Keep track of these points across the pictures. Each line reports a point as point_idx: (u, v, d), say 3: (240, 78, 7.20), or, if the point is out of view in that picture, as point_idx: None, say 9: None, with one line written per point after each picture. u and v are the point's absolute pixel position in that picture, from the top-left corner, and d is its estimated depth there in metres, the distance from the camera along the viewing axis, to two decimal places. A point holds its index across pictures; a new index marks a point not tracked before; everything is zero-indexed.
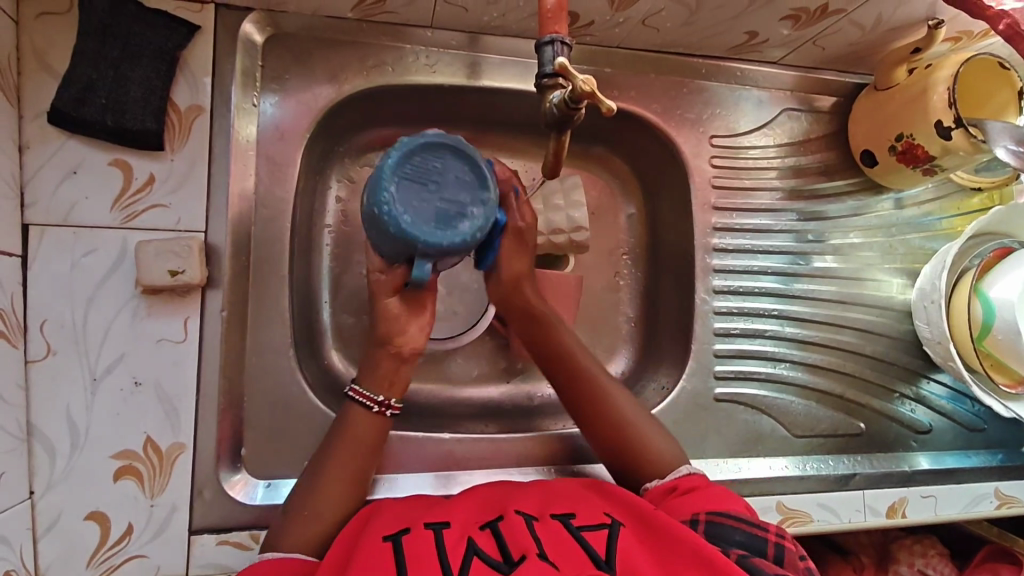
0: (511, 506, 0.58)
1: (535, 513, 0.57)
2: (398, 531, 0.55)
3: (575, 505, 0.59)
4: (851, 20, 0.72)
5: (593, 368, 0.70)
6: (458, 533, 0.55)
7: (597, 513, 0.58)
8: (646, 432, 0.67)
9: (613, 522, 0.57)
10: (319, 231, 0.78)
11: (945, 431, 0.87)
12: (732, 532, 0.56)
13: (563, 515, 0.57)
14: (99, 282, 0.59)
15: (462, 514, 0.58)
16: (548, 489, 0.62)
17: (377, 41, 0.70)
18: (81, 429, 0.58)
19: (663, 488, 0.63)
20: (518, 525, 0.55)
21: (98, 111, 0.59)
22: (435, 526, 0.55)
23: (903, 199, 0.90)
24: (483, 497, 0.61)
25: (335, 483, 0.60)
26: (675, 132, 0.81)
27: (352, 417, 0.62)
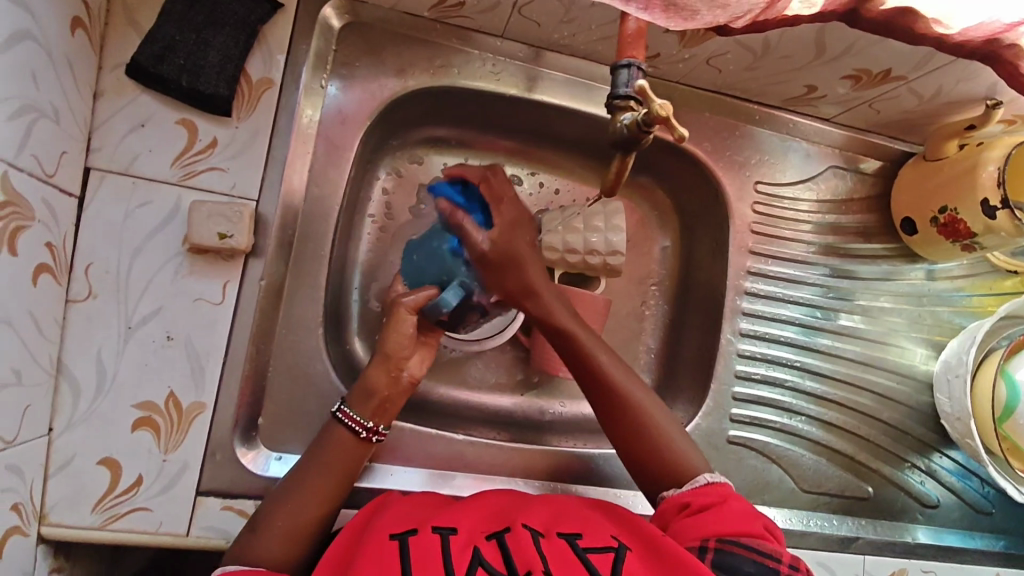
0: (519, 518, 0.58)
1: (541, 530, 0.57)
2: (405, 532, 0.55)
3: (583, 526, 0.59)
4: (910, 88, 0.73)
5: (597, 366, 0.68)
6: (464, 541, 0.54)
7: (603, 535, 0.58)
8: (670, 437, 0.66)
9: (620, 546, 0.56)
10: (360, 218, 0.79)
11: (953, 508, 0.86)
12: (742, 563, 0.55)
13: (570, 535, 0.57)
14: (148, 234, 0.61)
15: (469, 521, 0.58)
16: (556, 506, 0.62)
17: (448, 43, 0.72)
18: (108, 374, 0.59)
19: (677, 502, 0.62)
20: (525, 540, 0.55)
21: (175, 71, 0.61)
22: (442, 530, 0.55)
23: (936, 271, 0.90)
24: (492, 508, 0.61)
25: (307, 498, 0.59)
26: (721, 172, 0.82)
27: (336, 436, 0.62)
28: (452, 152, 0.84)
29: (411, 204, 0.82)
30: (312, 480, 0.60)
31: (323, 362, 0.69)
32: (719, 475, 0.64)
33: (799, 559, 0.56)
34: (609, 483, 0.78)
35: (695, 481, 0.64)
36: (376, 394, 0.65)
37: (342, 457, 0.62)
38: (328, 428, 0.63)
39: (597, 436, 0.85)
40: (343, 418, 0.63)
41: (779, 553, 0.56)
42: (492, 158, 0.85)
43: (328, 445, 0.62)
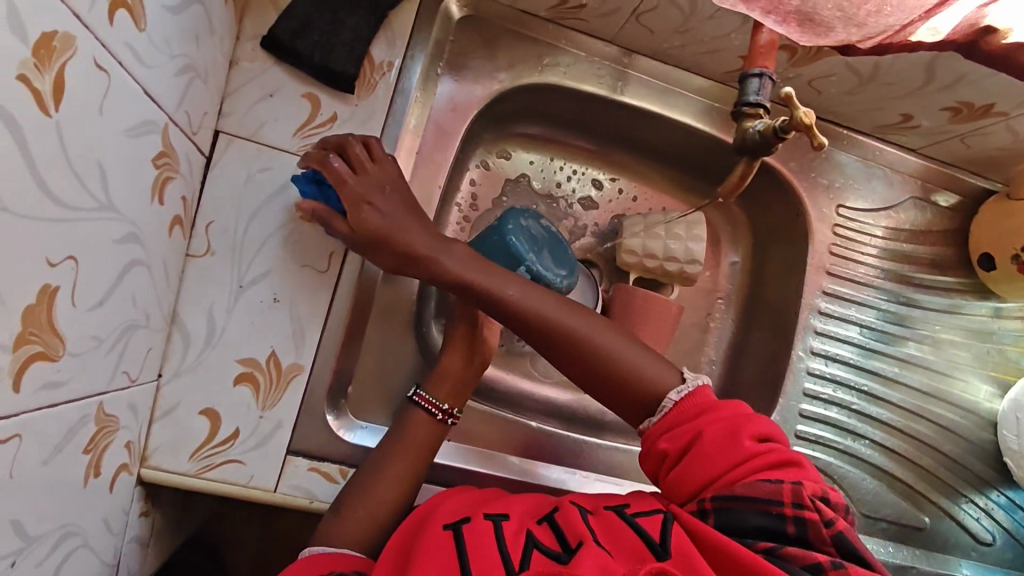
0: (568, 501, 0.57)
1: (590, 509, 0.56)
2: (457, 521, 0.54)
3: (632, 499, 0.57)
4: (1009, 125, 0.73)
5: (552, 317, 0.60)
6: (516, 525, 0.53)
7: (653, 503, 0.56)
8: (605, 347, 0.61)
9: (668, 509, 0.54)
10: (449, 206, 0.82)
11: (1008, 549, 0.86)
12: (744, 515, 0.49)
13: (619, 506, 0.55)
14: (266, 198, 0.63)
15: (518, 510, 0.57)
16: (600, 492, 0.61)
17: (558, 43, 0.74)
18: (217, 328, 0.61)
19: (659, 444, 0.58)
20: (575, 518, 0.53)
21: (309, 47, 0.63)
22: (494, 517, 0.54)
23: (1007, 310, 0.91)
24: (542, 500, 0.61)
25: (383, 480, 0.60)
26: (806, 192, 0.83)
27: (412, 419, 0.65)
28: (540, 149, 0.86)
29: (498, 197, 0.84)
30: (389, 462, 0.61)
31: None
32: (688, 382, 0.60)
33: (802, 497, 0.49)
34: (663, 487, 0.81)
35: (662, 406, 0.59)
36: (451, 377, 0.67)
37: (416, 441, 0.63)
38: (405, 412, 0.66)
39: None
40: (419, 401, 0.66)
41: (777, 487, 0.50)
42: (577, 159, 0.87)
43: (402, 427, 0.64)
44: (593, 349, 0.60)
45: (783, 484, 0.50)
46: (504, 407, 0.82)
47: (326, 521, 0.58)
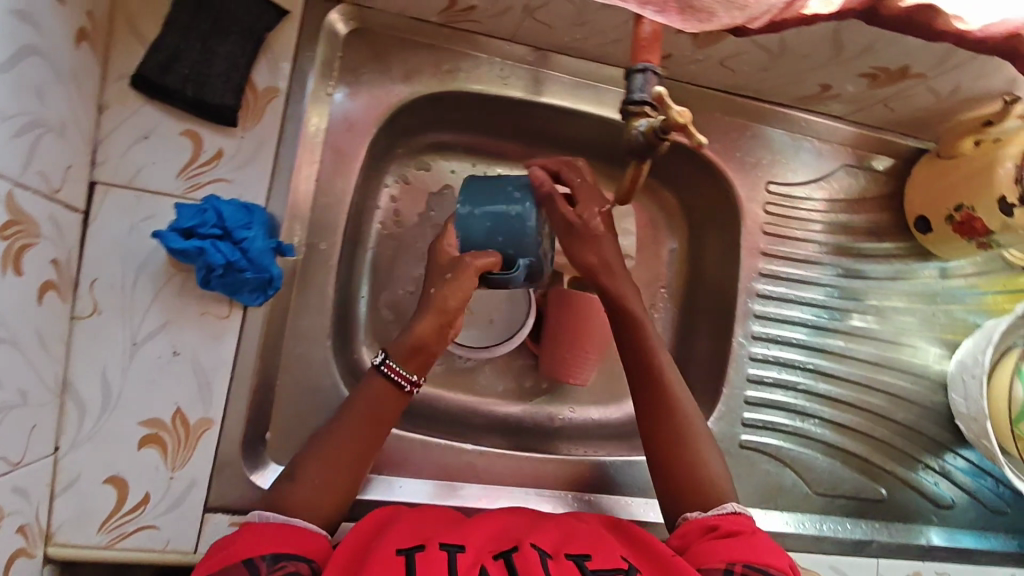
0: (527, 539, 0.56)
1: (550, 551, 0.55)
2: (412, 547, 0.52)
3: (589, 545, 0.57)
4: (929, 86, 0.71)
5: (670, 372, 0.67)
6: (471, 559, 0.52)
7: (611, 555, 0.56)
8: (701, 451, 0.64)
9: (628, 567, 0.55)
10: (367, 227, 0.79)
11: (967, 508, 0.86)
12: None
13: (577, 556, 0.55)
14: (153, 248, 0.60)
15: (477, 539, 0.56)
16: (568, 528, 0.61)
17: (456, 47, 0.71)
18: (113, 392, 0.59)
19: (702, 524, 0.59)
20: (534, 561, 0.53)
21: (180, 81, 0.59)
22: (450, 547, 0.53)
23: (949, 269, 0.90)
24: (500, 526, 0.59)
25: (341, 452, 0.58)
26: (733, 173, 0.81)
27: (376, 386, 0.60)
28: (460, 156, 0.83)
29: (419, 210, 0.81)
30: (348, 436, 0.58)
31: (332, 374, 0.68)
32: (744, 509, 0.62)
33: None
34: (618, 492, 0.78)
35: (720, 508, 0.61)
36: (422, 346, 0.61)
37: (379, 412, 0.60)
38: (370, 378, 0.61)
39: (605, 442, 0.85)
40: (388, 372, 0.61)
41: None
42: (501, 161, 0.84)
43: (366, 393, 0.61)
44: (691, 440, 0.65)
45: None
46: (447, 426, 0.80)
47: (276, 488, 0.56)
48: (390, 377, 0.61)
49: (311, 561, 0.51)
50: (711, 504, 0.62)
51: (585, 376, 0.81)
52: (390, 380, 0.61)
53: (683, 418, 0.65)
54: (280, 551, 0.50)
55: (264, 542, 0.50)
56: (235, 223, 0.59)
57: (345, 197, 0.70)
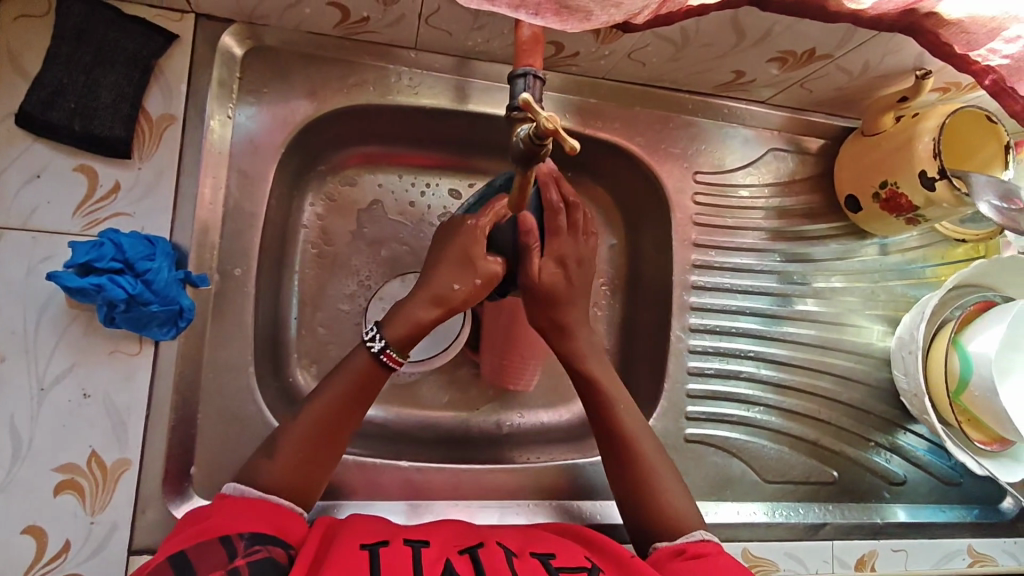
0: (492, 539, 0.56)
1: (515, 551, 0.55)
2: (376, 542, 0.52)
3: (554, 546, 0.57)
4: (838, 65, 0.71)
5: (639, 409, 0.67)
6: (435, 554, 0.52)
7: (576, 556, 0.56)
8: (663, 489, 0.64)
9: (593, 566, 0.55)
10: (293, 247, 0.77)
11: (920, 483, 0.86)
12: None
13: (543, 555, 0.54)
14: (54, 288, 0.58)
15: (441, 535, 0.55)
16: (528, 533, 0.59)
17: (361, 59, 0.69)
18: (24, 440, 0.56)
19: (672, 549, 0.59)
20: (498, 558, 0.52)
21: (67, 116, 0.58)
22: (414, 543, 0.53)
23: (889, 245, 0.89)
24: (461, 526, 0.59)
25: (323, 436, 0.59)
26: (658, 165, 0.80)
27: (361, 364, 0.61)
28: (385, 170, 0.81)
29: (346, 226, 0.80)
30: (331, 420, 0.59)
31: (258, 401, 0.66)
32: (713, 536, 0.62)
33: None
34: (570, 497, 0.74)
35: (689, 535, 0.61)
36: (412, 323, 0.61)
37: (365, 392, 0.60)
38: (356, 354, 0.61)
39: (557, 445, 0.82)
40: (382, 356, 0.60)
41: None
42: (428, 172, 0.82)
43: (351, 371, 0.60)
44: (657, 485, 0.64)
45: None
46: (393, 442, 0.78)
47: (254, 464, 0.57)
48: (382, 361, 0.61)
49: (287, 547, 0.51)
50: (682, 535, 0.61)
51: (525, 381, 0.81)
52: (379, 363, 0.60)
53: (649, 471, 0.65)
54: (257, 534, 0.50)
55: (241, 523, 0.50)
56: (137, 254, 0.58)
57: (256, 220, 0.68)
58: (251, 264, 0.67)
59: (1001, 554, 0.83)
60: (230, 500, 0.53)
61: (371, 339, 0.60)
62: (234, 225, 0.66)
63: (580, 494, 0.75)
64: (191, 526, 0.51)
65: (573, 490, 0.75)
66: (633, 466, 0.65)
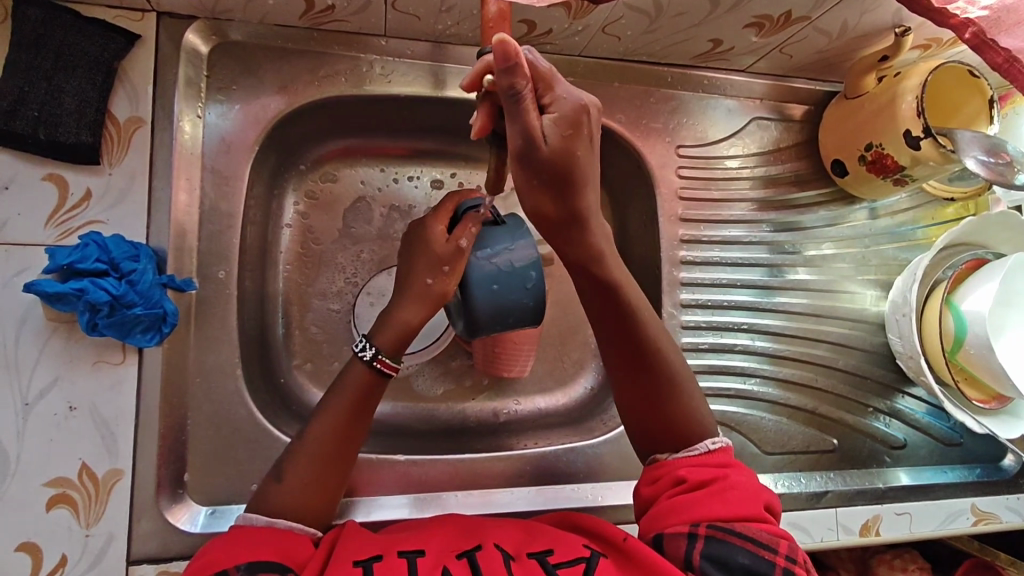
0: (490, 539, 0.55)
1: (512, 550, 0.53)
2: (369, 557, 0.50)
3: (553, 540, 0.55)
4: (816, 27, 0.70)
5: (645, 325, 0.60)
6: (432, 561, 0.51)
7: (575, 547, 0.55)
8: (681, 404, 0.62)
9: (592, 555, 0.54)
10: (275, 245, 0.76)
11: (921, 445, 0.85)
12: (735, 553, 0.52)
13: (541, 553, 0.53)
14: (31, 301, 0.57)
15: (438, 541, 0.54)
16: (528, 526, 0.58)
17: (330, 50, 0.68)
18: (11, 456, 0.56)
19: (673, 476, 0.58)
20: (497, 561, 0.51)
21: (30, 125, 0.57)
22: (408, 553, 0.51)
23: (878, 208, 0.88)
24: (459, 526, 0.57)
25: (326, 448, 0.57)
26: (642, 141, 0.79)
27: (355, 376, 0.59)
28: (365, 163, 0.80)
29: (329, 222, 0.78)
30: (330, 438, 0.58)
31: (248, 404, 0.65)
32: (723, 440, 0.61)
33: (794, 546, 0.54)
34: (570, 480, 0.74)
35: (697, 446, 0.60)
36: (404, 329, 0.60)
37: (367, 401, 0.59)
38: (351, 367, 0.60)
39: (555, 429, 0.82)
40: (377, 365, 0.59)
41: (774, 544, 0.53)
42: (409, 162, 0.81)
43: (351, 386, 0.59)
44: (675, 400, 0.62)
45: (784, 542, 0.54)
46: (390, 437, 0.77)
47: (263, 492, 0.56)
48: (377, 369, 0.59)
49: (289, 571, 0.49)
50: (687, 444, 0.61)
51: (520, 369, 0.79)
52: (375, 371, 0.59)
53: (675, 384, 0.62)
54: (256, 561, 0.49)
55: (244, 552, 0.50)
56: (121, 255, 0.57)
57: (234, 220, 0.66)
58: (231, 266, 0.66)
59: (1004, 511, 0.82)
60: (240, 529, 0.52)
61: (362, 348, 0.60)
62: (212, 227, 0.65)
63: (579, 477, 0.74)
64: (198, 559, 0.51)
65: (573, 473, 0.74)
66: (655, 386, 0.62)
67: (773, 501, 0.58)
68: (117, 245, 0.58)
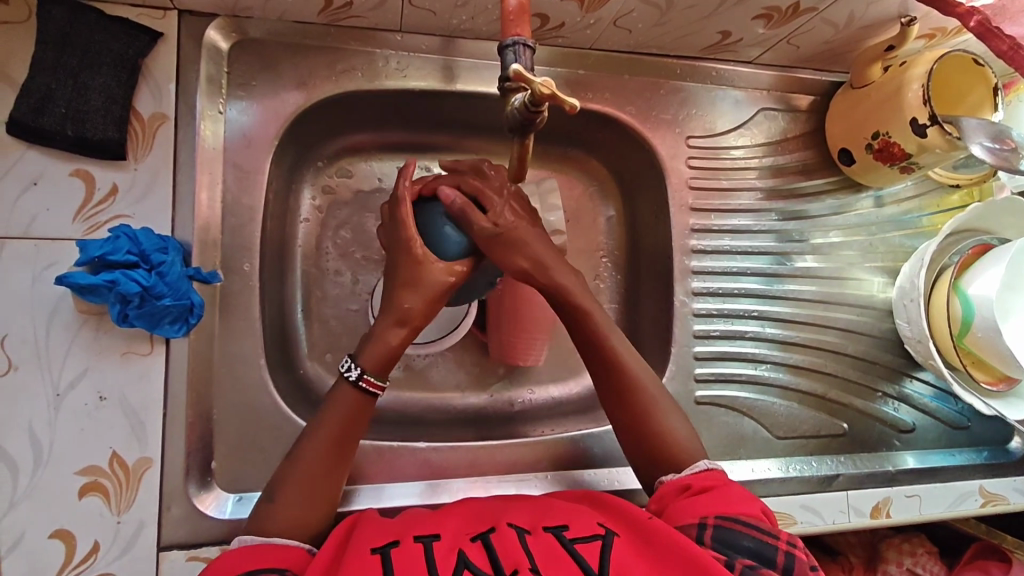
0: (505, 519, 0.56)
1: (528, 527, 0.54)
2: (386, 544, 0.52)
3: (567, 517, 0.56)
4: (824, 18, 0.71)
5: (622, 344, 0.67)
6: (448, 545, 0.52)
7: (590, 524, 0.55)
8: (666, 425, 0.65)
9: (607, 532, 0.54)
10: (292, 239, 0.77)
11: (930, 429, 0.87)
12: (741, 538, 0.54)
13: (556, 528, 0.54)
14: (61, 293, 0.58)
15: (452, 525, 0.55)
16: (545, 504, 0.59)
17: (346, 45, 0.69)
18: (44, 446, 0.57)
19: (676, 485, 0.60)
20: (511, 539, 0.52)
21: (57, 121, 0.58)
22: (425, 538, 0.53)
23: (884, 196, 0.89)
24: (476, 509, 0.59)
25: (342, 447, 0.60)
26: (651, 133, 0.81)
27: (347, 397, 0.61)
28: (380, 158, 0.81)
29: (344, 216, 0.80)
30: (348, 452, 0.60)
31: (273, 393, 0.67)
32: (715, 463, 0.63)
33: (795, 534, 0.56)
34: (586, 466, 0.75)
35: (693, 467, 0.62)
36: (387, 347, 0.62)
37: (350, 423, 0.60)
38: (341, 388, 0.61)
39: (570, 418, 0.83)
40: (363, 384, 0.61)
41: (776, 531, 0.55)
42: (424, 155, 0.83)
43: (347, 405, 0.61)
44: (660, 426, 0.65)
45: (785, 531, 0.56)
46: (407, 427, 0.79)
47: (258, 514, 0.56)
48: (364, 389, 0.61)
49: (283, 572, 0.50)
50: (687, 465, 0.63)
51: (535, 355, 0.80)
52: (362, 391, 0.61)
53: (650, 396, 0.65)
54: (253, 569, 0.50)
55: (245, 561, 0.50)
56: (151, 247, 0.59)
57: (255, 213, 0.67)
58: (251, 258, 0.67)
59: (1011, 493, 0.84)
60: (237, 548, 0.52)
61: (349, 370, 0.61)
62: (234, 220, 0.66)
63: (595, 462, 0.75)
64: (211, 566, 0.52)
65: (589, 460, 0.75)
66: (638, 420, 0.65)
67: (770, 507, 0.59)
68: (141, 233, 0.59)
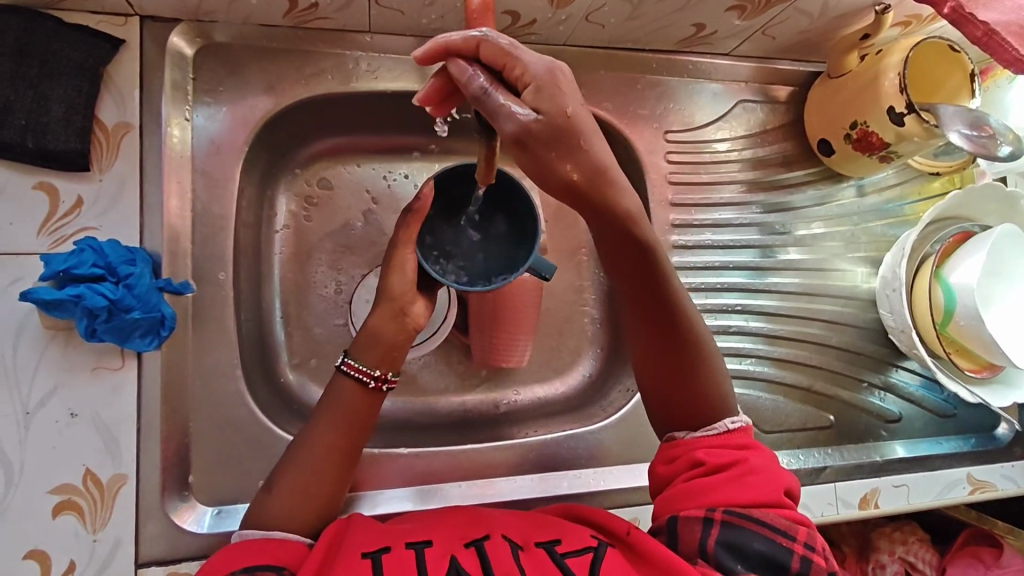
0: (498, 529, 0.56)
1: (521, 543, 0.54)
2: (378, 549, 0.51)
3: (559, 530, 0.56)
4: (797, 8, 0.70)
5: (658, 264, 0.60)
6: (441, 552, 0.52)
7: (582, 537, 0.56)
8: (704, 372, 0.61)
9: (599, 544, 0.55)
10: (268, 245, 0.76)
11: (916, 418, 0.87)
12: (752, 540, 0.53)
13: (548, 543, 0.54)
14: (27, 309, 0.57)
15: (446, 532, 0.55)
16: (533, 516, 0.59)
17: (315, 47, 0.68)
18: (15, 466, 0.56)
19: (691, 456, 0.58)
20: (504, 553, 0.52)
21: (18, 133, 0.57)
22: (417, 544, 0.52)
23: (866, 185, 0.89)
24: (469, 513, 0.58)
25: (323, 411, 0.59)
26: (628, 128, 0.80)
27: (339, 386, 0.60)
28: (355, 161, 0.80)
29: (320, 220, 0.78)
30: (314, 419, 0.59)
31: (250, 404, 0.66)
32: (744, 420, 0.61)
33: (812, 532, 0.55)
34: (572, 467, 0.74)
35: (715, 427, 0.60)
36: (380, 340, 0.60)
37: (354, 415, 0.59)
38: (334, 381, 0.60)
39: (556, 419, 0.82)
40: (346, 367, 0.60)
41: (794, 531, 0.54)
42: (400, 157, 0.81)
43: (337, 399, 0.59)
44: (696, 368, 0.61)
45: (805, 531, 0.55)
46: (393, 433, 0.77)
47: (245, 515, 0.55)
48: (353, 376, 0.60)
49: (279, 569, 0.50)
50: (707, 423, 0.61)
51: (519, 356, 0.80)
52: (356, 381, 0.59)
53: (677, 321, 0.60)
54: (252, 564, 0.49)
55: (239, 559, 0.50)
56: (118, 259, 0.58)
57: (227, 221, 0.66)
58: (225, 266, 0.66)
59: (1000, 479, 0.84)
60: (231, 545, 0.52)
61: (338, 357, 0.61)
62: (206, 229, 0.65)
63: (580, 462, 0.75)
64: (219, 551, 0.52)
65: (575, 460, 0.75)
66: (678, 350, 0.61)
67: (790, 489, 0.59)
68: (110, 246, 0.58)
